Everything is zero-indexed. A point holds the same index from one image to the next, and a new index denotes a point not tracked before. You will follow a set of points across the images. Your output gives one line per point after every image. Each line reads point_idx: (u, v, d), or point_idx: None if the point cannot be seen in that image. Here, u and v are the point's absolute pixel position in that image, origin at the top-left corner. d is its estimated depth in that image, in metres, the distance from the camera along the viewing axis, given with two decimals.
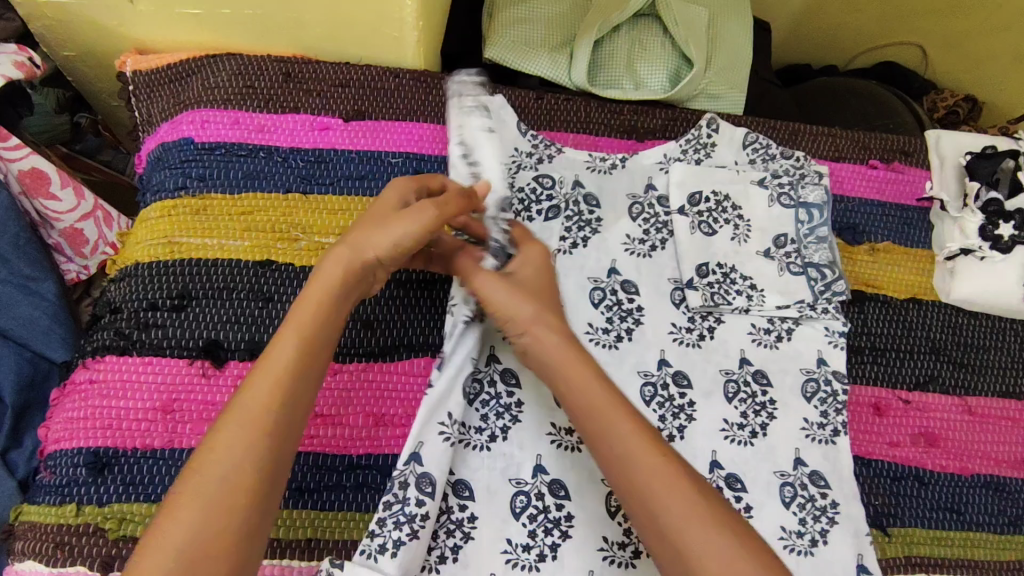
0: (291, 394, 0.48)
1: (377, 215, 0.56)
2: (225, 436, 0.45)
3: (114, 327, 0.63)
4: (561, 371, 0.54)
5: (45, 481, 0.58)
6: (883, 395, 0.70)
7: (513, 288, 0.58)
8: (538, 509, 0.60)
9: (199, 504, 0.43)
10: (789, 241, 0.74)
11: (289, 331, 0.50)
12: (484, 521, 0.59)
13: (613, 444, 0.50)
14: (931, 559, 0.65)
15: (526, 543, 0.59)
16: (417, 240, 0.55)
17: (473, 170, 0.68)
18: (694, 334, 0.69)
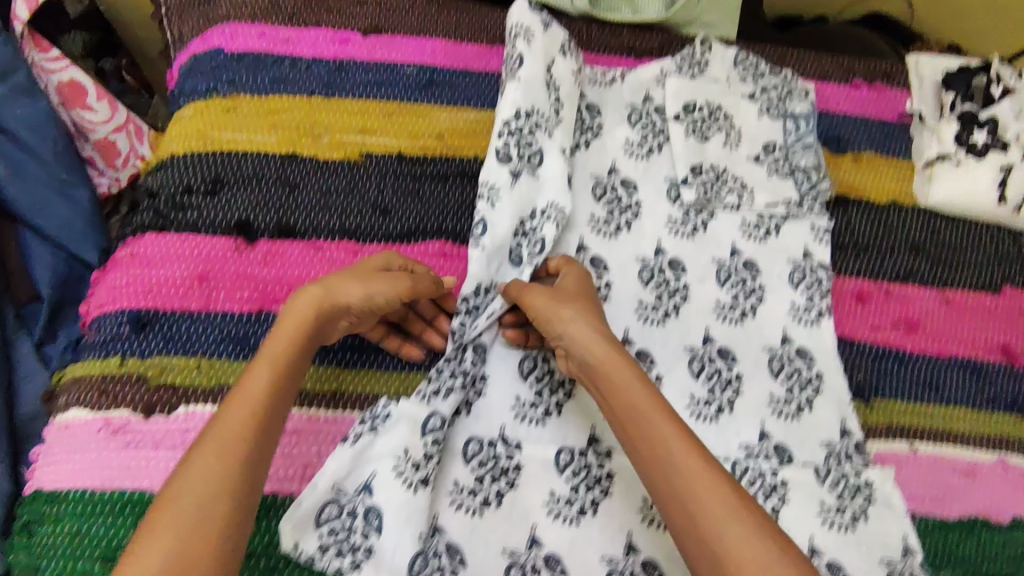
0: (266, 422, 0.49)
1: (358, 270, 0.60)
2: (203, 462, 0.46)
3: (152, 208, 0.68)
4: (604, 371, 0.56)
5: (90, 339, 0.63)
6: (866, 285, 0.75)
7: (558, 298, 0.61)
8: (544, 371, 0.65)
9: (172, 534, 0.43)
10: (777, 148, 0.80)
11: (263, 363, 0.52)
12: (495, 381, 0.64)
13: (655, 448, 0.51)
14: (911, 428, 0.69)
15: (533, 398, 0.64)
16: (388, 298, 0.59)
17: (519, 85, 0.72)
18: (689, 227, 0.74)
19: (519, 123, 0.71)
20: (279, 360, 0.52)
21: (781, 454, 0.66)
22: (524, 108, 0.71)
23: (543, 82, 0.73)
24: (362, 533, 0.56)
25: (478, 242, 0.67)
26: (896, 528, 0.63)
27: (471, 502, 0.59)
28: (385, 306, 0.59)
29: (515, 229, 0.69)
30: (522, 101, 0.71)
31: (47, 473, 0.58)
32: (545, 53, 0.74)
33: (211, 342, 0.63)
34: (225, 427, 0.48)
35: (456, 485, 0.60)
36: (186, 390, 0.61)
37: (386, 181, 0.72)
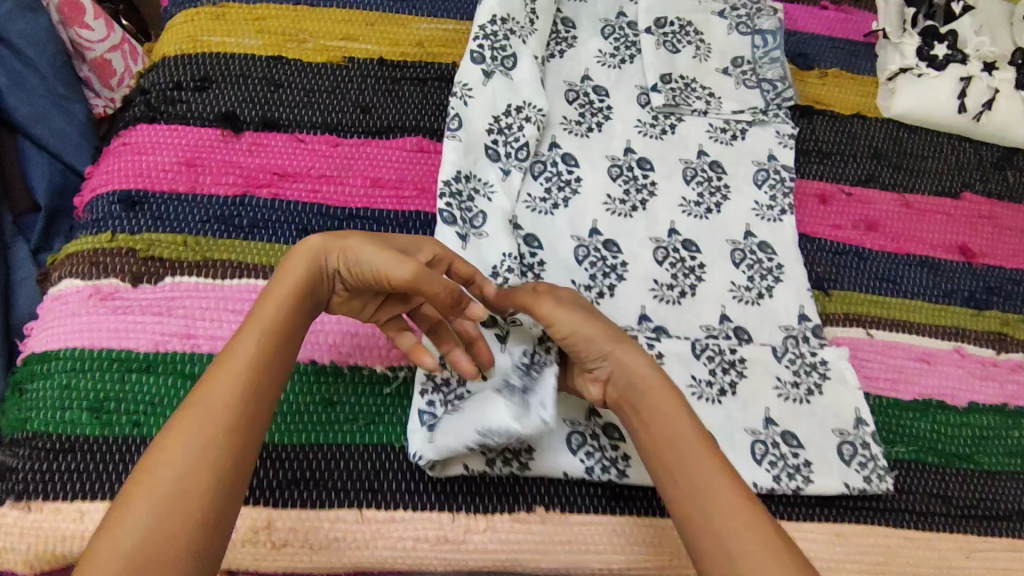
0: (257, 390, 0.44)
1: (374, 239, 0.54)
2: (187, 422, 0.41)
3: (144, 102, 0.71)
4: (643, 394, 0.53)
5: (84, 220, 0.67)
6: (828, 187, 0.78)
7: (588, 316, 0.56)
8: (510, 260, 0.65)
9: (149, 503, 0.38)
10: (745, 61, 0.82)
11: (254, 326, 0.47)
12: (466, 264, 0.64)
13: (692, 471, 0.48)
14: (869, 316, 0.72)
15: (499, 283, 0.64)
16: (375, 266, 0.52)
17: None
18: (657, 129, 0.77)
19: (496, 29, 0.74)
20: (262, 330, 0.47)
21: (740, 335, 0.69)
22: (500, 15, 0.75)
23: None
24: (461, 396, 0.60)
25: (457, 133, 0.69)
26: (848, 401, 0.66)
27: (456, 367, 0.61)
28: (368, 274, 0.52)
29: (489, 127, 0.71)
30: (500, 10, 0.75)
31: (41, 338, 0.62)
32: None
33: (197, 221, 0.66)
34: (209, 401, 0.43)
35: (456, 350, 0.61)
36: (173, 263, 0.64)
37: (367, 82, 0.75)
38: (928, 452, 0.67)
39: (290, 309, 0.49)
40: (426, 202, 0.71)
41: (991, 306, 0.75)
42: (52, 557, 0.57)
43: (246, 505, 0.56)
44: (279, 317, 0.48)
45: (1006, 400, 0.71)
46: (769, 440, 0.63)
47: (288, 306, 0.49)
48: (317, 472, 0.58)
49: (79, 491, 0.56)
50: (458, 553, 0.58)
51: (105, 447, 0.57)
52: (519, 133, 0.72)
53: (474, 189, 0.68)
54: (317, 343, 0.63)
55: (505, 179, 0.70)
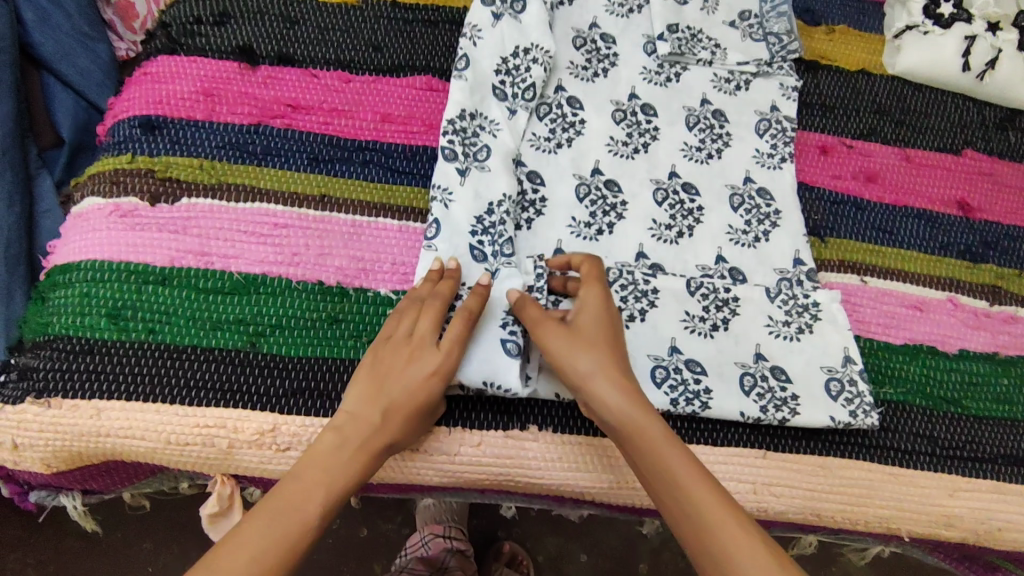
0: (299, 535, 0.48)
1: (389, 380, 0.55)
2: (238, 553, 0.45)
3: (165, 35, 0.74)
4: (592, 383, 0.54)
5: (107, 143, 0.69)
6: (829, 139, 0.79)
7: (577, 327, 0.56)
8: (507, 200, 0.67)
9: None
10: (752, 15, 0.83)
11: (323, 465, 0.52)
12: (463, 201, 0.66)
13: (680, 492, 0.49)
14: (864, 264, 0.73)
15: (490, 220, 0.66)
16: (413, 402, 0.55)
17: None
18: (662, 77, 0.78)
19: None
20: (330, 488, 0.51)
21: (735, 275, 0.70)
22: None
23: None
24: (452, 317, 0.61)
25: (465, 75, 0.71)
26: (838, 340, 0.67)
27: None
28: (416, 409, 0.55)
29: (497, 68, 0.73)
30: None
31: (65, 253, 0.65)
32: None
33: (213, 146, 0.69)
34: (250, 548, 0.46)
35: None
36: (189, 185, 0.67)
37: (379, 23, 0.77)
38: (916, 395, 0.69)
39: (346, 472, 0.52)
40: (432, 137, 0.73)
41: (987, 260, 0.76)
42: (71, 455, 0.60)
43: (254, 410, 0.59)
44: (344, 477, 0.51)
45: (996, 349, 0.72)
46: (759, 373, 0.65)
47: (348, 465, 0.52)
48: (321, 383, 0.61)
49: (97, 392, 0.59)
50: (452, 464, 0.61)
51: (122, 353, 0.60)
52: (526, 73, 0.73)
53: (479, 127, 0.70)
54: (325, 265, 0.65)
55: (511, 116, 0.72)
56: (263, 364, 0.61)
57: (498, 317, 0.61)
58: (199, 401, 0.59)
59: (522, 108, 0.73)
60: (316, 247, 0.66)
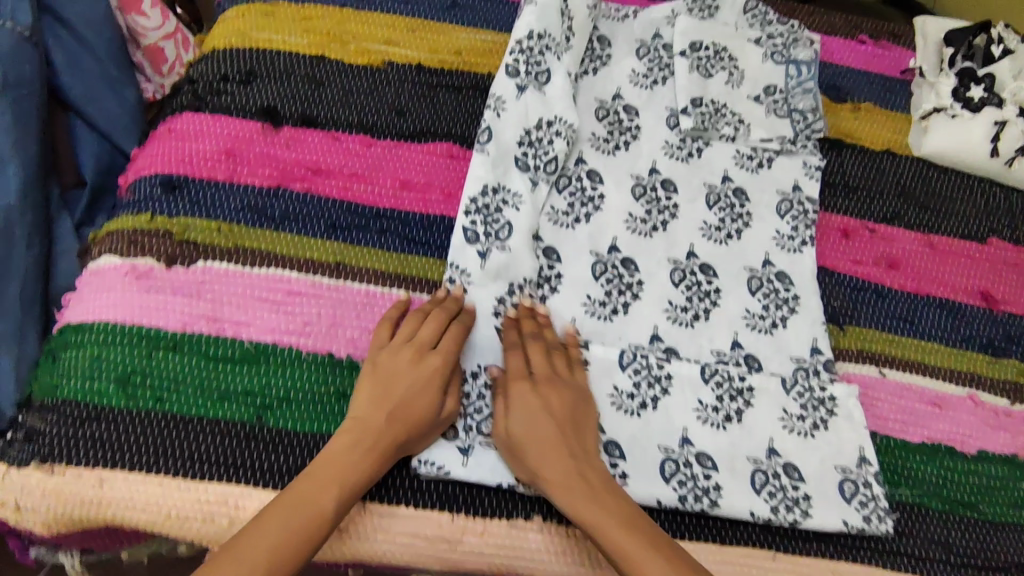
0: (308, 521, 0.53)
1: (406, 439, 0.58)
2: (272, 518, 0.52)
3: (192, 91, 0.74)
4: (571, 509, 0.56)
5: (126, 200, 0.70)
6: (852, 223, 0.78)
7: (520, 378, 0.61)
8: (527, 283, 0.68)
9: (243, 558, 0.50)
10: (778, 90, 0.83)
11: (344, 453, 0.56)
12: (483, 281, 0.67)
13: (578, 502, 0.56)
14: (884, 356, 0.72)
15: (512, 301, 0.67)
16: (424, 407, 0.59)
17: (535, 12, 0.77)
18: (684, 152, 0.78)
19: (526, 48, 0.76)
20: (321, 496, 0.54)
21: (751, 363, 0.69)
22: (536, 30, 0.76)
23: (560, 9, 0.78)
24: (480, 409, 0.63)
25: (486, 147, 0.71)
26: (853, 439, 0.65)
27: (474, 384, 0.64)
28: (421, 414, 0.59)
29: (520, 139, 0.73)
30: (537, 23, 0.77)
31: (77, 310, 0.65)
32: None
33: (232, 209, 0.68)
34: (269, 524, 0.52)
35: (480, 367, 0.65)
36: (206, 247, 0.67)
37: (404, 87, 0.77)
38: (932, 498, 0.67)
39: (325, 530, 0.53)
40: (450, 207, 0.73)
41: (1010, 355, 0.75)
42: (69, 521, 0.60)
43: (257, 486, 0.59)
44: (297, 552, 0.52)
45: (1016, 451, 0.70)
46: (771, 470, 0.63)
47: (312, 535, 0.52)
48: None
49: (101, 460, 0.58)
50: (453, 552, 0.60)
51: (128, 420, 0.60)
52: (548, 145, 0.73)
53: (500, 202, 0.70)
54: (336, 336, 0.65)
55: (532, 188, 0.71)
56: (268, 437, 0.60)
57: None
58: (203, 474, 0.59)
59: (544, 180, 0.72)
60: (328, 316, 0.66)
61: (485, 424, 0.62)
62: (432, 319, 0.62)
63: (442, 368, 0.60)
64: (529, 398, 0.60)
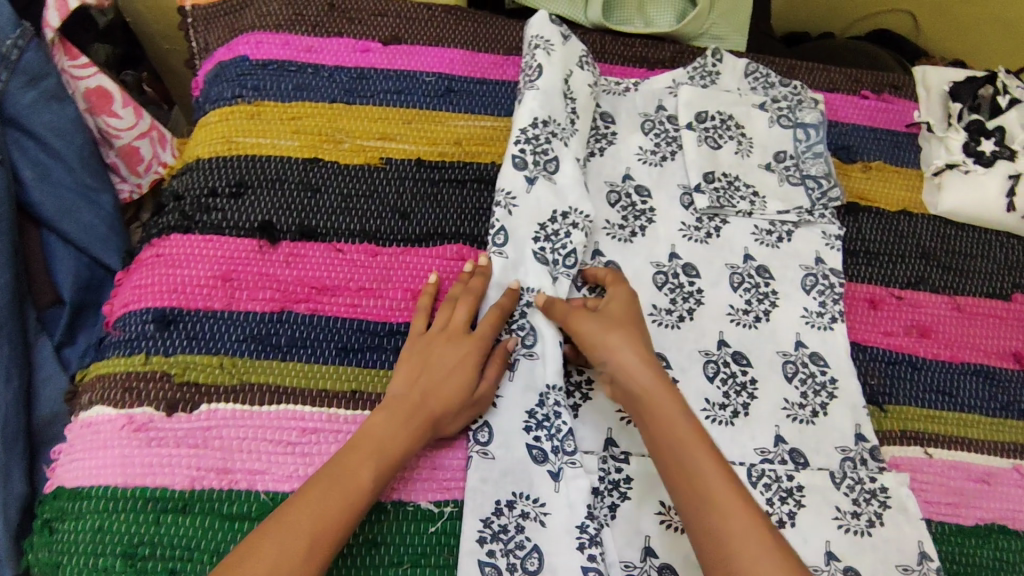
0: (354, 497, 0.53)
1: (439, 415, 0.59)
2: (313, 504, 0.51)
3: (178, 209, 0.69)
4: (647, 402, 0.57)
5: (115, 338, 0.64)
6: (878, 291, 0.76)
7: (608, 323, 0.61)
8: (557, 391, 0.63)
9: (283, 533, 0.49)
10: (788, 156, 0.81)
11: (381, 424, 0.57)
12: (511, 396, 0.63)
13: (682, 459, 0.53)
14: (927, 434, 0.69)
15: (542, 412, 0.63)
16: (463, 376, 0.60)
17: (535, 97, 0.74)
18: (702, 232, 0.75)
19: (532, 137, 0.72)
20: (360, 474, 0.54)
21: (797, 459, 0.65)
22: (541, 117, 0.73)
23: (561, 92, 0.75)
24: (522, 543, 0.58)
25: (504, 250, 0.68)
26: (911, 533, 0.63)
27: (511, 514, 0.59)
28: (462, 383, 0.60)
29: (535, 234, 0.69)
30: (540, 107, 0.73)
31: (69, 470, 0.59)
32: (564, 69, 0.76)
33: (233, 341, 0.63)
34: (311, 507, 0.51)
35: (517, 495, 0.60)
36: (208, 388, 0.61)
37: (405, 185, 0.73)
38: None
39: (363, 504, 0.53)
40: None
41: None
42: None
43: None
44: (336, 522, 0.51)
45: None
46: None
47: (351, 506, 0.52)
48: None
49: None
50: None
51: None
52: (566, 238, 0.70)
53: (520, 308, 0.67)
54: None
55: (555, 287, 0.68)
56: None
57: (574, 539, 0.58)
58: None
59: (567, 276, 0.69)
60: None
61: (529, 561, 0.57)
62: (465, 302, 0.64)
63: (478, 347, 0.62)
64: (622, 305, 0.64)
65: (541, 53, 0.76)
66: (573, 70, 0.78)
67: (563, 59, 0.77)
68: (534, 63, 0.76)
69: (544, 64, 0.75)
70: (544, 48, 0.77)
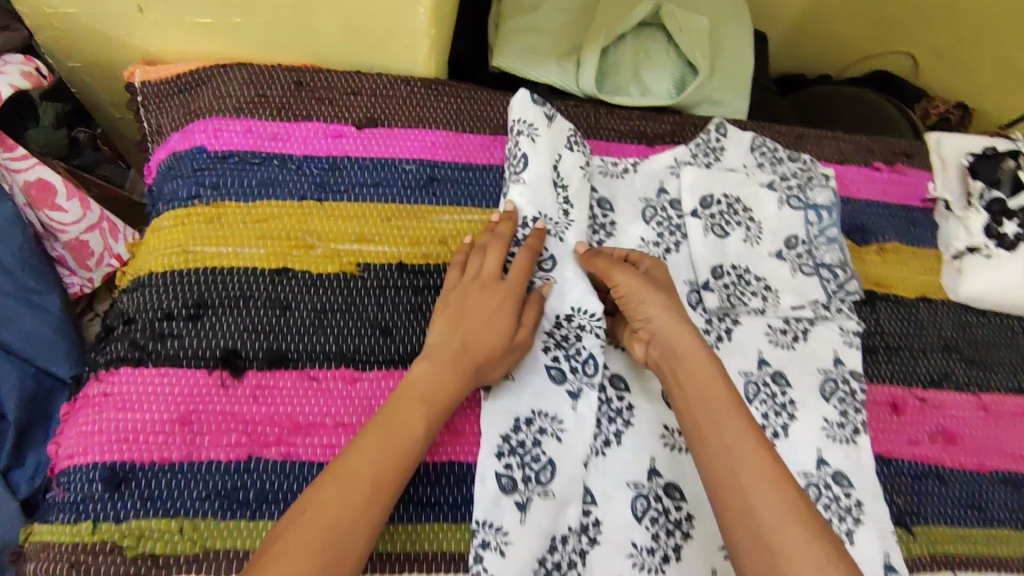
0: (408, 451, 0.54)
1: (481, 365, 0.59)
2: (366, 441, 0.53)
3: (128, 337, 0.61)
4: (689, 363, 0.58)
5: (59, 498, 0.56)
6: (900, 394, 0.71)
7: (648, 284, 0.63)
8: (573, 535, 0.59)
9: (345, 476, 0.51)
10: (800, 241, 0.74)
11: (426, 370, 0.59)
12: (519, 543, 0.57)
13: (716, 422, 0.55)
14: (955, 556, 0.66)
15: (553, 559, 0.58)
16: (503, 321, 0.61)
17: (523, 191, 0.68)
18: (711, 336, 0.69)
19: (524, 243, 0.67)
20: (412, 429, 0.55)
21: None
22: (530, 216, 0.68)
23: (550, 181, 0.70)
24: None
25: (512, 373, 0.63)
26: None
27: None
28: (502, 324, 0.61)
29: (544, 344, 0.65)
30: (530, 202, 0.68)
31: None
32: (551, 156, 0.70)
33: (194, 500, 0.56)
34: (370, 450, 0.53)
35: None
36: (169, 559, 0.54)
37: (386, 294, 0.66)
38: None
39: (416, 450, 0.54)
40: (458, 446, 0.62)
41: None
42: None
43: None
44: (393, 475, 0.52)
45: None
46: None
47: (404, 456, 0.54)
48: None
49: None
50: None
51: None
52: (578, 344, 0.66)
53: (532, 434, 0.61)
54: None
55: (575, 405, 0.63)
56: None
57: None
58: None
59: (584, 390, 0.64)
60: None
61: None
62: (494, 248, 0.65)
63: (513, 292, 0.63)
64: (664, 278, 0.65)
65: (525, 138, 0.70)
66: (565, 152, 0.71)
67: (550, 142, 0.71)
68: (518, 150, 0.69)
69: (531, 153, 0.69)
70: (527, 134, 0.70)
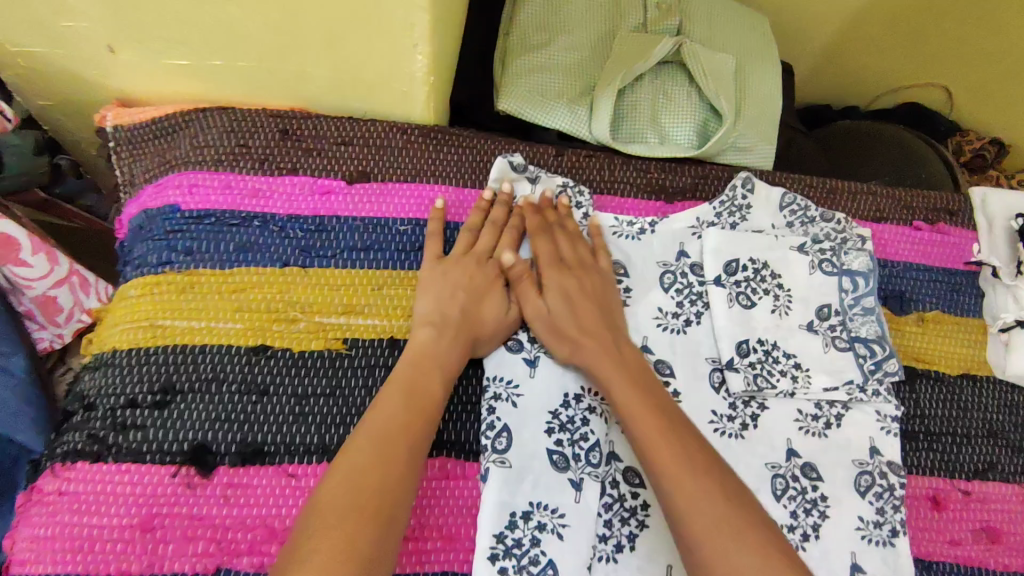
0: (408, 447, 0.50)
1: (480, 337, 0.60)
2: (355, 445, 0.49)
3: (86, 427, 0.55)
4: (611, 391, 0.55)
5: None
6: (941, 486, 0.64)
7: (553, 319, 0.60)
8: None
9: (346, 486, 0.46)
10: (833, 312, 0.67)
11: (426, 333, 0.58)
12: None
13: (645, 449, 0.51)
14: None
15: None
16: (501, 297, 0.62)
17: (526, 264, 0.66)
18: (736, 423, 0.63)
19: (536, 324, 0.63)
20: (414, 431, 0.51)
21: None
22: None
23: None
24: None
25: (509, 460, 0.57)
26: None
27: None
28: (501, 303, 0.62)
29: (548, 425, 0.59)
30: None
31: None
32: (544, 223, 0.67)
33: None
34: (359, 456, 0.48)
35: None
36: None
37: (374, 374, 0.60)
38: None
39: (417, 445, 0.50)
40: (450, 553, 0.56)
41: None
42: None
43: None
44: (400, 479, 0.48)
45: None
46: None
47: (404, 459, 0.49)
48: None
49: None
50: None
51: None
52: (584, 428, 0.59)
53: (531, 537, 0.55)
54: None
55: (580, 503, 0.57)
56: None
57: None
58: None
59: (588, 484, 0.57)
60: None
61: None
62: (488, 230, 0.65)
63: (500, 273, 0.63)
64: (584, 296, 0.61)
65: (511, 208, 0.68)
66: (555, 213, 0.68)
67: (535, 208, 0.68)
68: None
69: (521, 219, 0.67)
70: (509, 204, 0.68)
